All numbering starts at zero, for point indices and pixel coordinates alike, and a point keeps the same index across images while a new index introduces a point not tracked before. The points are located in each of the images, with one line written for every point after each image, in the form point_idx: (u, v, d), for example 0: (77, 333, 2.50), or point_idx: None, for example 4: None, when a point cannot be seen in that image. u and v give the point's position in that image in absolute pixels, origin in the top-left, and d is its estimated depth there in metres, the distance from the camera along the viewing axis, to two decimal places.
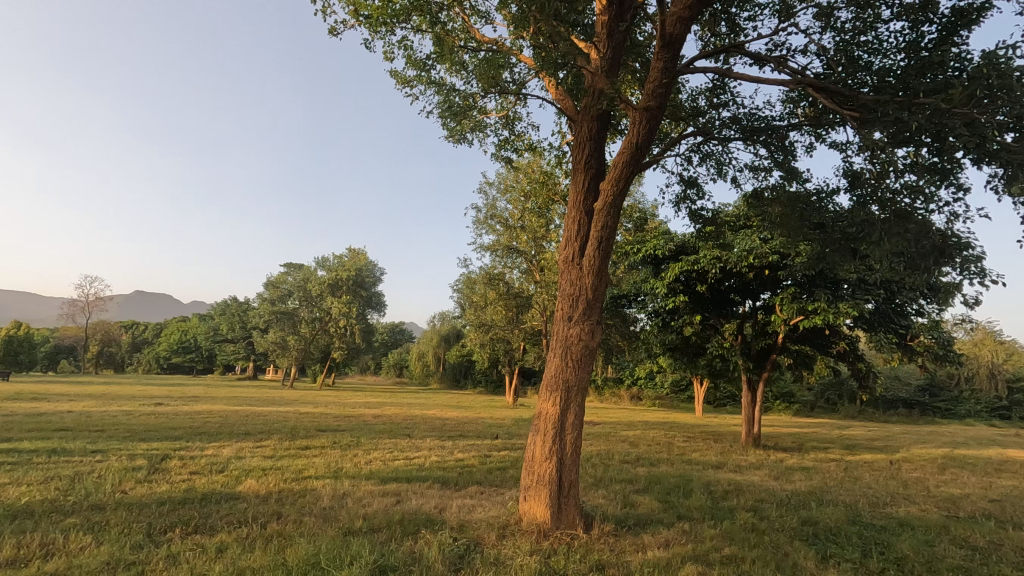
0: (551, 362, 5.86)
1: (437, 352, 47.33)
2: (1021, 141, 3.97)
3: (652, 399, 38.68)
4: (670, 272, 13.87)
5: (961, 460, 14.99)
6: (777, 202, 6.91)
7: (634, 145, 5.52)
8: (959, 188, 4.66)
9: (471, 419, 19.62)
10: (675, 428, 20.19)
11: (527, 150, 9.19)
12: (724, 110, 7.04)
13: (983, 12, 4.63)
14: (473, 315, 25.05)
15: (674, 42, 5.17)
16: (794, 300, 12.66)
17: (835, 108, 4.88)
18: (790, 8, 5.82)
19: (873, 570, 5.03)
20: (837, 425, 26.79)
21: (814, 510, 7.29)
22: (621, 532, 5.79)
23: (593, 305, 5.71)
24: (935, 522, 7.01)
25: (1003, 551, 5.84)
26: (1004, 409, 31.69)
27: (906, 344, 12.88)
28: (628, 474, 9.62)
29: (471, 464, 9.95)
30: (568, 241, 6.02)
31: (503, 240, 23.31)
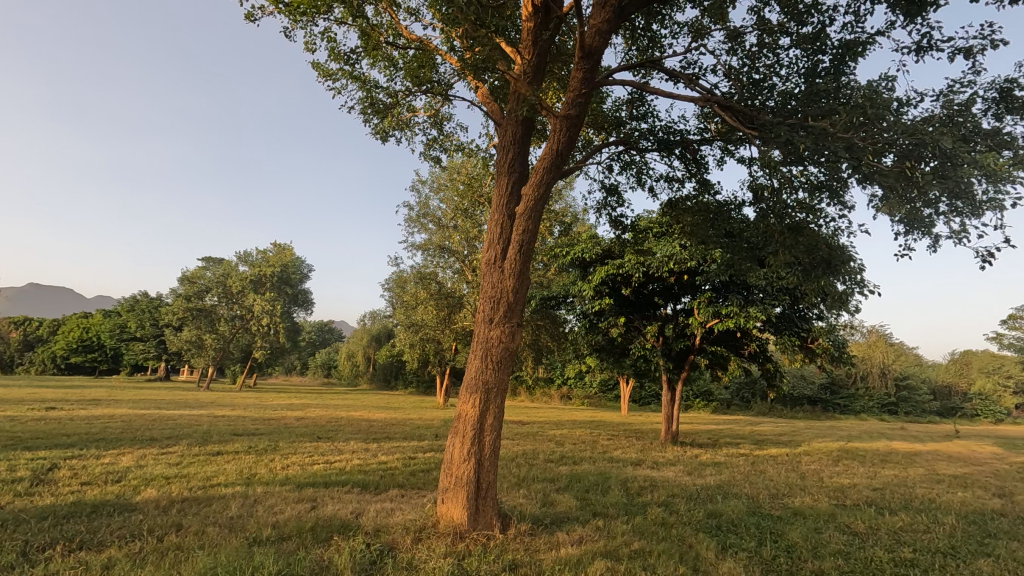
0: (472, 363, 5.86)
1: (367, 352, 46.39)
2: (895, 164, 4.39)
3: (581, 399, 39.74)
4: (596, 275, 14.27)
5: (855, 452, 16.40)
6: (690, 211, 7.29)
7: (555, 152, 5.63)
8: (844, 206, 5.09)
9: (399, 420, 19.27)
10: (600, 427, 20.80)
11: (457, 150, 9.16)
12: (643, 122, 7.32)
13: (866, 46, 5.11)
14: (403, 315, 24.65)
15: (593, 53, 5.35)
16: (710, 304, 13.40)
17: (739, 127, 5.20)
18: (704, 29, 6.15)
19: (765, 558, 5.41)
20: (749, 421, 28.52)
21: (719, 504, 7.72)
22: (537, 531, 5.90)
23: (514, 308, 5.77)
24: (825, 511, 7.63)
25: (879, 535, 6.44)
26: (892, 404, 35.10)
27: (808, 347, 13.96)
28: (551, 473, 9.77)
29: (394, 466, 9.78)
30: (491, 244, 6.05)
31: (436, 239, 23.41)
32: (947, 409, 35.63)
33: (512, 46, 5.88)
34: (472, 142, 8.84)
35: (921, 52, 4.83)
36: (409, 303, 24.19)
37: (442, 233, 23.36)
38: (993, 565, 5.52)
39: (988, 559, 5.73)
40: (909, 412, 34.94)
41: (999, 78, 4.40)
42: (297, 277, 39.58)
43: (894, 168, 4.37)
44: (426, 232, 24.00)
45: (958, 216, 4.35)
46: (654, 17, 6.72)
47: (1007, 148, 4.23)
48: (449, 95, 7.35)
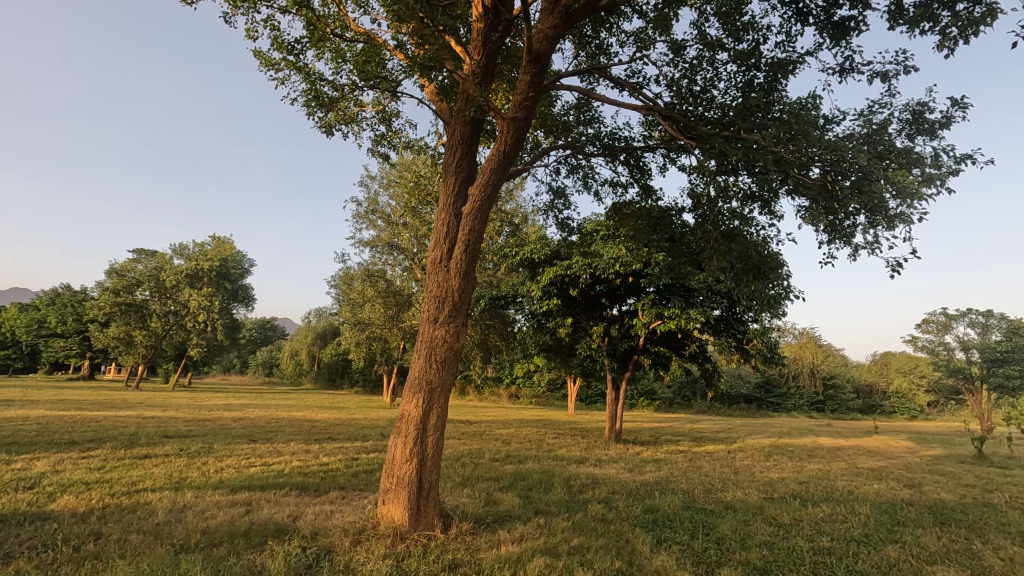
0: (415, 363, 5.82)
1: (311, 350, 45.12)
2: (820, 177, 4.67)
3: (529, 398, 40.12)
4: (545, 276, 14.43)
5: (785, 447, 17.29)
6: (633, 216, 7.51)
7: (502, 154, 5.68)
8: (773, 216, 5.38)
9: (343, 420, 18.85)
10: (547, 426, 21.05)
11: (405, 148, 9.05)
12: (589, 127, 7.48)
13: (795, 65, 5.44)
14: (350, 313, 24.10)
15: (540, 57, 5.41)
16: (654, 305, 13.81)
17: (678, 135, 5.39)
18: (649, 40, 6.37)
19: (697, 550, 5.64)
20: (690, 419, 29.55)
21: (656, 499, 7.99)
22: (479, 530, 5.93)
23: (459, 307, 5.77)
24: (754, 504, 8.03)
25: (801, 526, 6.85)
26: (820, 402, 37.31)
27: (743, 347, 14.70)
28: (495, 472, 9.82)
29: (336, 468, 9.58)
30: (436, 243, 6.02)
31: (385, 236, 23.03)
32: (868, 407, 38.21)
33: (462, 46, 5.90)
34: (421, 140, 8.76)
35: (844, 73, 5.17)
36: (356, 301, 23.69)
37: (391, 230, 23.00)
38: (900, 550, 5.96)
39: (896, 545, 6.19)
40: (835, 409, 37.24)
41: (912, 100, 4.77)
42: (238, 272, 38.01)
43: (819, 180, 4.65)
44: (375, 229, 23.56)
45: (874, 227, 4.68)
46: (602, 25, 6.89)
47: (916, 166, 4.60)
48: (396, 91, 7.27)
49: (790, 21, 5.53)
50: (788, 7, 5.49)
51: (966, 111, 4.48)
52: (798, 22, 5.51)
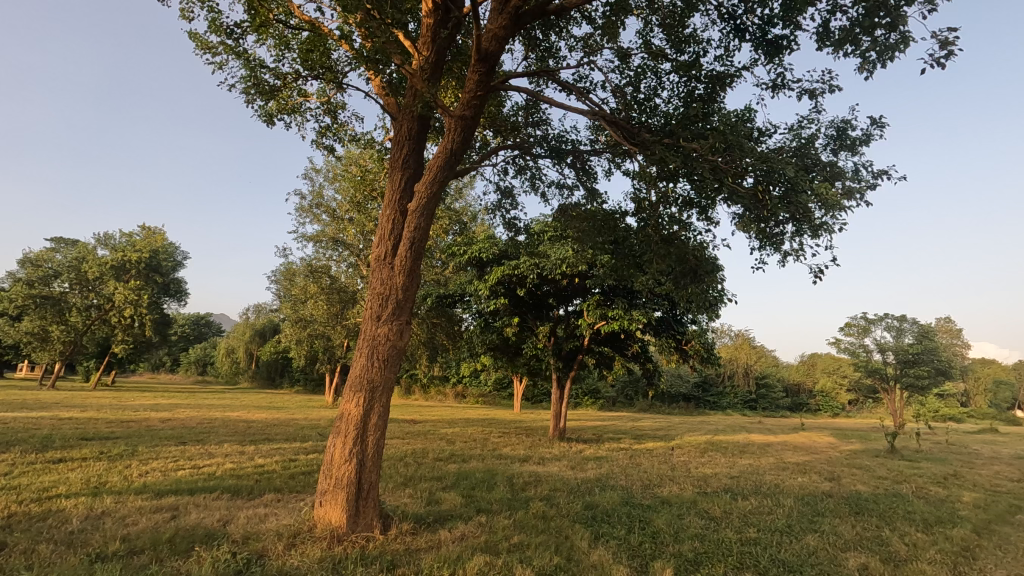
0: (356, 361, 5.69)
1: (249, 348, 43.67)
2: (752, 187, 4.90)
3: (475, 397, 40.06)
4: (492, 275, 14.45)
5: (719, 444, 18.07)
6: (579, 218, 7.65)
7: (450, 152, 5.66)
8: (709, 221, 5.62)
9: (282, 420, 18.22)
10: (492, 425, 21.11)
11: (351, 141, 8.84)
12: (537, 129, 7.56)
13: (733, 79, 5.71)
14: (291, 309, 23.36)
15: (488, 58, 5.44)
16: (598, 306, 14.09)
17: (622, 140, 5.53)
18: (596, 47, 6.52)
19: (633, 544, 5.81)
20: (631, 417, 30.31)
21: (596, 495, 8.17)
22: (420, 530, 5.88)
23: (403, 305, 5.71)
24: (689, 498, 8.35)
25: (731, 519, 7.18)
26: (753, 400, 39.30)
27: (682, 347, 15.29)
28: (438, 471, 9.75)
29: (272, 469, 9.24)
30: (380, 239, 5.92)
31: (329, 232, 22.36)
32: (796, 405, 40.59)
33: (410, 42, 5.83)
34: (368, 134, 8.56)
35: (776, 89, 5.47)
36: (297, 297, 22.92)
37: (336, 225, 22.36)
38: (818, 539, 6.36)
39: (815, 535, 6.60)
40: (766, 407, 39.32)
41: (837, 118, 5.09)
42: (170, 265, 35.92)
43: (751, 189, 4.89)
44: (319, 223, 22.85)
45: (801, 235, 4.97)
46: (552, 29, 6.98)
47: (838, 179, 4.91)
48: (342, 82, 7.09)
49: (728, 36, 5.80)
50: (727, 23, 5.74)
51: (883, 130, 4.83)
52: (735, 38, 5.77)
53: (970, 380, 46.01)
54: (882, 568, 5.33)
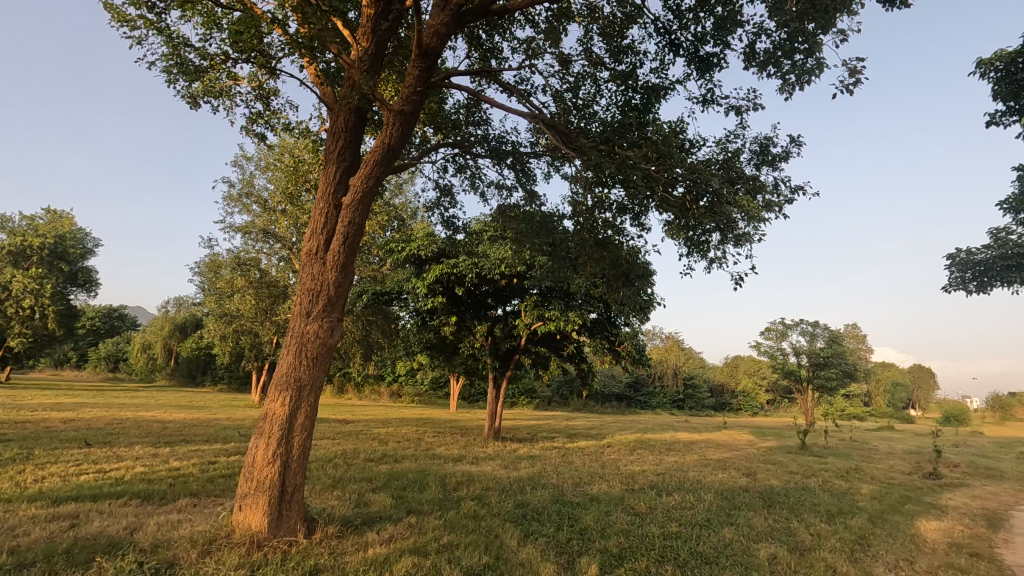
0: (283, 359, 5.46)
1: (168, 343, 40.90)
2: (682, 196, 5.12)
3: (411, 396, 39.50)
4: (431, 273, 14.29)
5: (647, 442, 18.72)
6: (518, 219, 7.70)
7: (387, 146, 5.54)
8: (641, 227, 5.82)
9: (202, 421, 17.19)
10: (427, 424, 20.88)
11: (284, 129, 8.48)
12: (478, 128, 7.55)
13: (666, 91, 5.96)
14: (215, 303, 22.22)
15: (430, 53, 5.38)
16: (536, 307, 14.25)
17: (560, 144, 5.62)
18: (538, 50, 6.60)
19: (561, 541, 5.92)
20: (566, 417, 30.93)
21: (527, 494, 8.27)
22: (346, 533, 5.72)
23: (335, 302, 5.54)
24: (617, 495, 8.60)
25: (655, 514, 7.46)
26: (680, 400, 41.10)
27: (615, 349, 15.77)
28: (369, 472, 9.53)
29: (188, 472, 8.71)
30: (312, 233, 5.72)
31: (259, 223, 21.33)
32: (719, 404, 42.76)
33: (350, 33, 5.68)
34: (303, 123, 8.24)
35: (706, 103, 5.75)
36: (223, 291, 21.74)
37: (267, 216, 21.35)
38: (734, 532, 6.73)
39: (731, 527, 6.98)
40: (692, 406, 41.22)
41: (760, 135, 5.40)
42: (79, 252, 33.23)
43: (680, 199, 5.11)
44: (249, 214, 21.76)
45: (726, 243, 5.24)
46: (495, 29, 7.00)
47: (758, 192, 5.22)
48: (276, 68, 6.79)
49: (664, 50, 6.03)
50: (662, 37, 5.97)
51: (800, 148, 5.17)
52: (670, 52, 6.01)
53: (872, 381, 50.11)
54: (788, 557, 5.71)
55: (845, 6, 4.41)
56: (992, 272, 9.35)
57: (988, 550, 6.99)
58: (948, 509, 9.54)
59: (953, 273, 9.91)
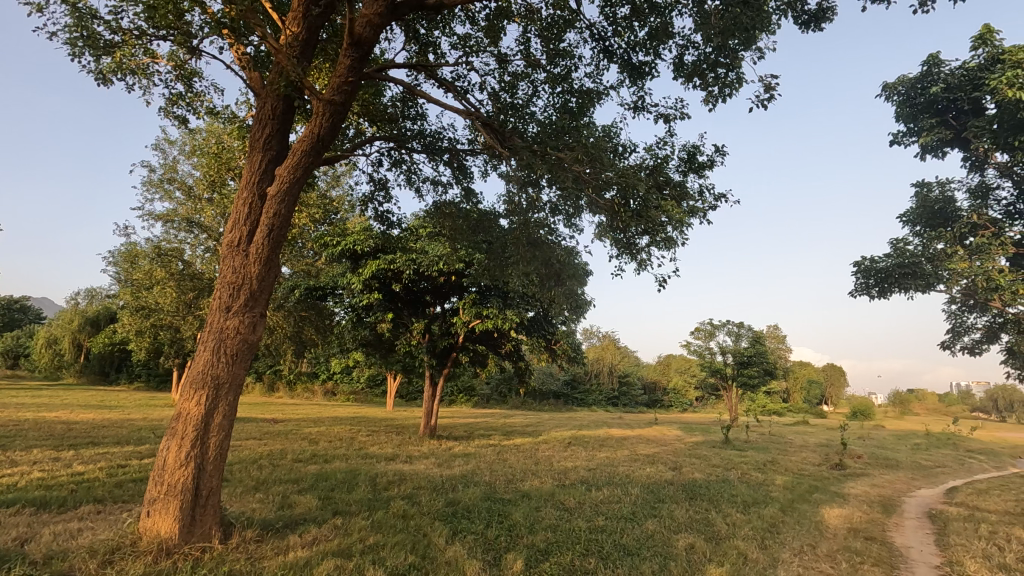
0: (200, 356, 5.17)
1: (76, 339, 37.77)
2: (612, 199, 5.27)
3: (346, 395, 38.47)
4: (367, 268, 13.95)
5: (582, 439, 19.14)
6: (453, 216, 7.67)
7: (317, 137, 5.37)
8: (574, 228, 5.93)
9: (113, 421, 15.99)
10: (362, 423, 20.39)
11: (208, 114, 8.02)
12: (414, 123, 7.45)
13: (600, 96, 6.12)
14: (131, 295, 20.78)
15: (362, 43, 5.24)
16: (474, 305, 14.23)
17: (494, 143, 5.65)
18: (477, 48, 6.60)
19: (489, 538, 5.96)
20: (504, 414, 31.11)
21: (458, 492, 8.26)
22: (266, 536, 5.50)
23: (257, 297, 5.32)
24: (547, 491, 8.73)
25: (583, 509, 7.63)
26: (615, 397, 42.33)
27: (551, 348, 16.10)
28: (295, 473, 9.20)
29: (93, 477, 8.10)
30: (234, 224, 5.44)
31: (182, 211, 20.09)
32: (652, 401, 44.34)
33: (278, 16, 5.46)
34: (229, 107, 7.81)
35: (638, 110, 5.95)
36: (139, 283, 20.33)
37: (192, 205, 20.14)
38: (656, 524, 6.99)
39: (654, 520, 7.26)
40: (626, 403, 42.57)
41: (688, 143, 5.63)
42: None
43: (610, 202, 5.25)
44: (171, 201, 20.44)
45: (654, 246, 5.43)
46: (434, 23, 6.93)
47: (684, 199, 5.46)
48: (197, 48, 6.43)
49: (598, 56, 6.18)
50: (597, 44, 6.13)
51: (723, 157, 5.44)
52: (604, 58, 6.17)
53: (790, 378, 53.50)
54: (704, 547, 6.00)
55: (764, 25, 4.70)
56: (890, 279, 10.20)
57: (881, 534, 7.64)
58: (849, 497, 10.35)
59: (858, 279, 10.80)
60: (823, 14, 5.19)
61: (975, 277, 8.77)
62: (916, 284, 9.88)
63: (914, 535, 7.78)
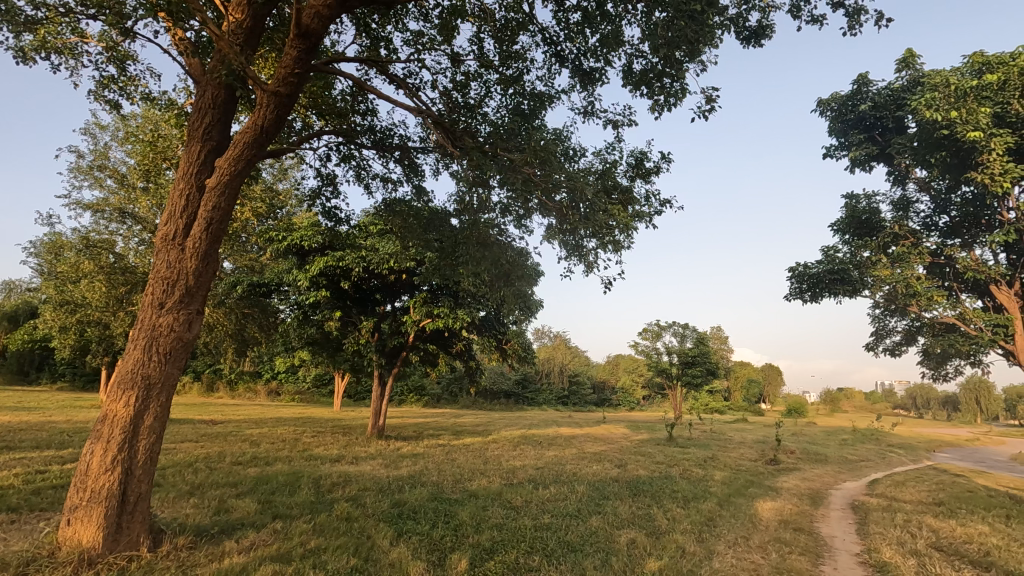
0: (129, 354, 4.90)
1: None
2: (562, 202, 5.34)
3: (291, 395, 37.35)
4: (315, 265, 13.53)
5: (531, 438, 19.30)
6: (403, 214, 7.58)
7: (260, 129, 5.20)
8: (525, 230, 5.98)
9: (32, 424, 14.90)
10: (307, 424, 19.83)
11: (142, 100, 7.61)
12: (364, 118, 7.31)
13: (551, 100, 6.20)
14: (54, 289, 19.43)
15: (310, 35, 5.09)
16: (425, 304, 14.06)
17: (445, 142, 5.63)
18: (429, 46, 6.55)
19: (434, 538, 5.94)
20: (454, 414, 31.01)
21: (405, 493, 8.18)
22: (199, 543, 5.28)
23: (193, 293, 5.09)
24: (495, 490, 8.76)
25: (530, 507, 7.71)
26: (565, 396, 42.91)
27: (502, 347, 16.17)
28: (233, 477, 8.85)
29: (7, 484, 7.52)
30: (169, 217, 5.19)
31: (114, 201, 18.94)
32: (601, 401, 45.24)
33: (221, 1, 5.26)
34: (167, 94, 7.45)
35: (588, 115, 6.07)
36: (65, 275, 19.04)
37: (125, 194, 19.02)
38: (600, 520, 7.15)
39: (598, 516, 7.42)
40: (576, 403, 43.25)
41: (636, 149, 5.78)
42: None
43: (559, 205, 5.33)
44: (101, 189, 19.23)
45: (602, 249, 5.55)
46: (387, 18, 6.83)
47: (631, 204, 5.61)
48: (131, 29, 6.10)
49: (550, 60, 6.26)
50: (550, 48, 6.20)
51: (669, 164, 5.63)
52: (556, 63, 6.26)
53: (731, 378, 55.77)
54: (645, 541, 6.19)
55: (707, 39, 4.89)
56: (821, 284, 10.84)
57: (808, 525, 8.09)
58: (781, 490, 10.91)
59: (793, 284, 11.38)
60: (762, 30, 5.45)
61: (896, 284, 9.46)
62: (844, 289, 10.54)
63: (838, 525, 8.27)
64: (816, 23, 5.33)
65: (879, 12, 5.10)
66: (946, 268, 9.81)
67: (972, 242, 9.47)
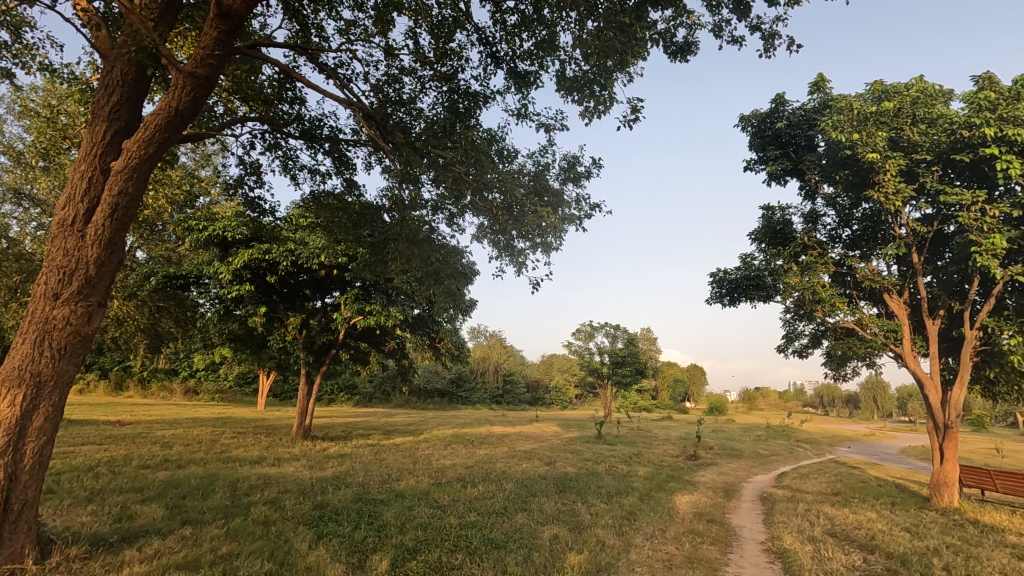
0: (16, 349, 4.47)
1: None
2: (495, 201, 5.39)
3: (211, 394, 35.38)
4: (238, 257, 12.73)
5: (463, 436, 19.29)
6: (332, 207, 7.36)
7: (174, 112, 4.90)
8: (456, 228, 5.98)
9: None
10: (227, 424, 18.82)
11: (39, 71, 6.95)
12: (292, 106, 7.04)
13: (486, 101, 6.22)
14: None
15: (232, 15, 4.85)
16: (356, 301, 13.62)
17: (376, 135, 5.53)
18: (363, 36, 6.40)
19: (356, 540, 5.82)
20: (386, 413, 30.45)
21: (328, 494, 7.95)
22: (96, 553, 4.91)
23: (94, 283, 4.73)
24: (422, 490, 8.67)
25: (456, 506, 7.71)
26: (498, 395, 43.12)
27: (435, 345, 16.06)
28: (140, 481, 8.27)
29: None
30: (68, 200, 4.79)
31: (8, 180, 17.19)
32: (534, 399, 45.85)
33: None
34: (69, 66, 6.84)
35: (521, 117, 6.15)
36: None
37: (21, 173, 17.22)
38: (525, 517, 7.25)
39: (524, 513, 7.53)
40: (509, 401, 43.59)
41: (568, 153, 5.92)
42: None
43: (491, 204, 5.38)
44: None
45: (533, 249, 5.64)
46: (318, 4, 6.61)
47: (562, 206, 5.74)
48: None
49: (485, 60, 6.28)
50: (486, 49, 6.22)
51: (599, 169, 5.81)
52: (492, 64, 6.29)
53: (659, 377, 58.05)
54: (567, 536, 6.35)
55: (636, 51, 5.10)
56: (739, 289, 11.50)
57: (721, 516, 8.57)
58: (698, 484, 11.49)
59: (713, 288, 12.02)
60: (688, 47, 5.72)
61: (805, 290, 10.16)
62: (759, 294, 11.23)
63: (748, 516, 8.83)
64: (736, 43, 5.67)
65: (791, 37, 5.49)
66: (847, 278, 10.68)
67: (869, 254, 10.35)
